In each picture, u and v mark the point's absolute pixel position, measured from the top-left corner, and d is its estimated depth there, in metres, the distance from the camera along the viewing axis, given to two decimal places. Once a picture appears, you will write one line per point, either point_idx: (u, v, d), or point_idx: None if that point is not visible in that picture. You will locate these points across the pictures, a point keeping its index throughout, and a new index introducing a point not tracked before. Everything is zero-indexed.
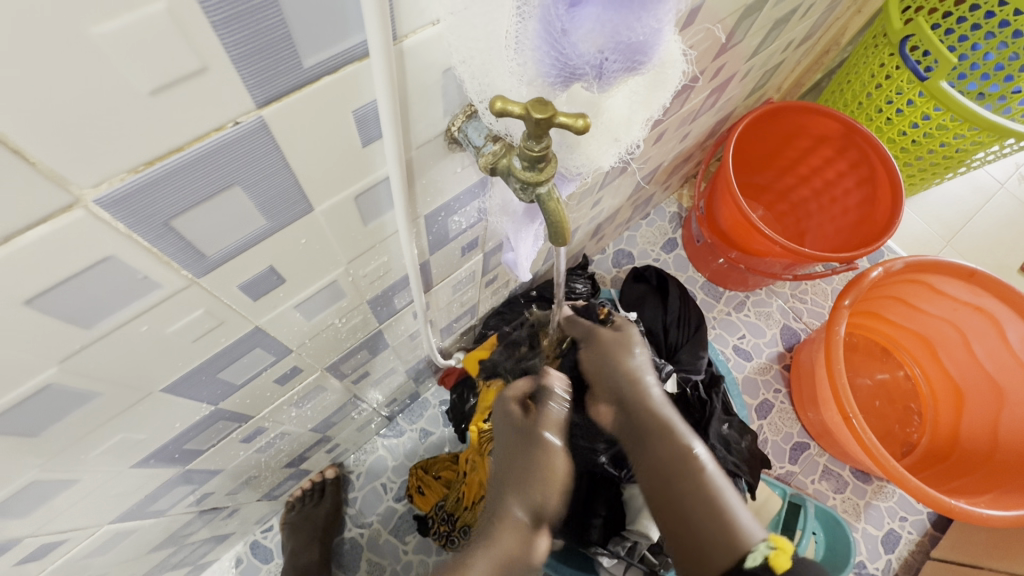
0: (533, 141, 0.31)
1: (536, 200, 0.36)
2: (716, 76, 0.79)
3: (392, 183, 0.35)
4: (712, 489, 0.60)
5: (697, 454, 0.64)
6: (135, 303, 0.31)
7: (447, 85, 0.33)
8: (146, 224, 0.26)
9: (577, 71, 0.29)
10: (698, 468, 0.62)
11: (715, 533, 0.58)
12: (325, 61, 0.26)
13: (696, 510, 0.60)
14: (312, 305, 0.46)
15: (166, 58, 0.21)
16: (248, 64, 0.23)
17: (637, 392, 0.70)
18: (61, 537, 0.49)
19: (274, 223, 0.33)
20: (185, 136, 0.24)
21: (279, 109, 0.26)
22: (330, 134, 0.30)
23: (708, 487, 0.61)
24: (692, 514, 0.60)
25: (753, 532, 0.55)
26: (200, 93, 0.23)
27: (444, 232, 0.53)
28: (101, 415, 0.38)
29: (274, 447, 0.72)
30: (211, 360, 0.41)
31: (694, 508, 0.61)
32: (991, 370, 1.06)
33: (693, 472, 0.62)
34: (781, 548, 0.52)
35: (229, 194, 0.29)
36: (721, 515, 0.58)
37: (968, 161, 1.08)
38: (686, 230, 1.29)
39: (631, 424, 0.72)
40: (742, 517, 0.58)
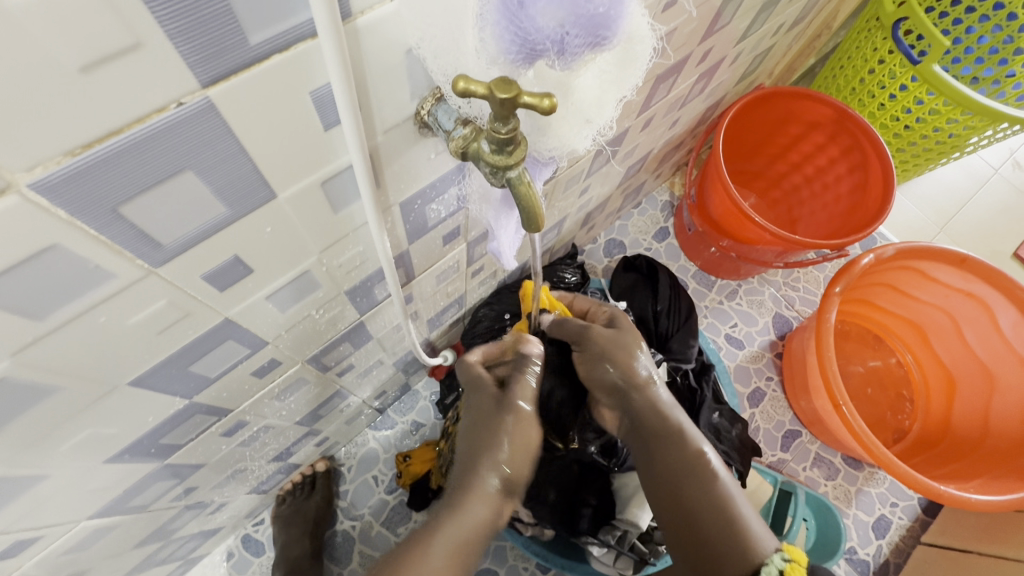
0: (499, 122, 0.30)
1: (508, 184, 0.35)
2: (704, 61, 0.78)
3: (357, 174, 0.34)
4: (720, 494, 0.56)
5: (707, 457, 0.58)
6: (89, 294, 0.30)
7: (411, 66, 0.32)
8: (90, 210, 0.25)
9: (538, 47, 0.28)
10: (712, 476, 0.57)
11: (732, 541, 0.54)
12: (273, 38, 0.25)
13: (713, 527, 0.55)
14: (285, 296, 0.45)
15: (93, 34, 0.20)
16: (188, 42, 0.22)
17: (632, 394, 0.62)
18: (37, 533, 0.49)
19: (235, 210, 0.32)
20: (124, 117, 0.23)
21: (227, 90, 0.25)
22: (289, 117, 0.29)
23: (717, 494, 0.56)
24: (705, 528, 0.55)
25: (766, 541, 0.55)
26: (134, 72, 0.22)
27: (423, 221, 0.52)
28: (65, 410, 0.37)
29: (259, 440, 0.72)
30: (180, 353, 0.40)
31: (705, 516, 0.56)
32: (983, 356, 1.05)
33: (703, 480, 0.57)
34: (795, 561, 0.53)
35: (180, 179, 0.27)
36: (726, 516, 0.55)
37: (962, 146, 1.07)
38: (677, 218, 1.28)
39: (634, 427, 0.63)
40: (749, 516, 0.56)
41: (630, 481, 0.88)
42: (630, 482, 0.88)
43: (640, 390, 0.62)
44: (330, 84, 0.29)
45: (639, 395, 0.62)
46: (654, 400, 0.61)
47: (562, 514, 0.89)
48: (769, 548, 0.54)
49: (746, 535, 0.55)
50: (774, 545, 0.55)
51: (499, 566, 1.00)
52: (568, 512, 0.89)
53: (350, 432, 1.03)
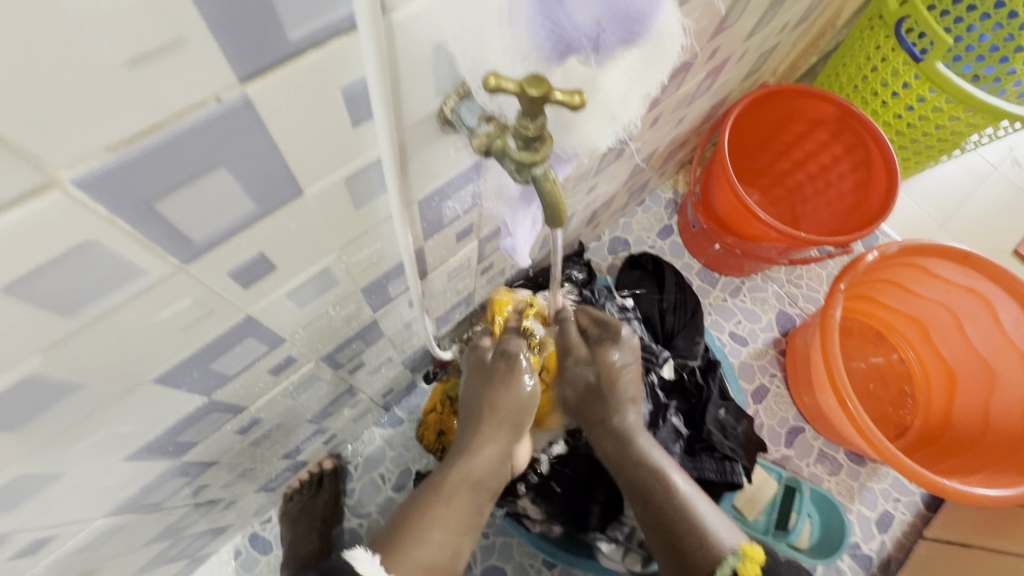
0: (528, 119, 0.31)
1: (532, 181, 0.35)
2: (713, 58, 0.78)
3: (385, 167, 0.34)
4: (687, 505, 0.64)
5: (670, 471, 0.67)
6: (119, 290, 0.30)
7: (438, 62, 0.32)
8: (126, 207, 0.25)
9: (573, 44, 0.28)
10: (672, 483, 0.66)
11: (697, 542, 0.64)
12: (310, 35, 0.25)
13: (675, 517, 0.64)
14: (303, 293, 0.45)
15: (139, 29, 0.20)
16: (230, 37, 0.22)
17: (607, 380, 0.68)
18: (54, 531, 0.49)
19: (262, 207, 0.32)
20: (164, 113, 0.23)
21: (263, 86, 0.25)
22: (319, 113, 0.29)
23: (679, 498, 0.65)
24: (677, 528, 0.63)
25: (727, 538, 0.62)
26: (176, 68, 0.22)
27: (438, 218, 0.52)
28: (89, 407, 0.37)
29: (270, 438, 0.72)
30: (201, 350, 0.40)
31: (670, 516, 0.64)
32: (984, 352, 1.06)
33: (665, 483, 0.66)
34: (750, 557, 0.59)
35: (214, 176, 0.28)
36: (696, 523, 0.63)
37: (962, 143, 1.08)
38: (681, 216, 1.28)
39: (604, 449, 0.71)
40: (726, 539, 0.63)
41: None
42: None
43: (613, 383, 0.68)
44: (365, 78, 0.29)
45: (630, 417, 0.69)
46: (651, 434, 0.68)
47: (570, 510, 0.89)
48: (726, 548, 0.61)
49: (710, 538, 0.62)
50: (735, 544, 0.62)
51: (506, 563, 1.00)
52: (577, 508, 0.89)
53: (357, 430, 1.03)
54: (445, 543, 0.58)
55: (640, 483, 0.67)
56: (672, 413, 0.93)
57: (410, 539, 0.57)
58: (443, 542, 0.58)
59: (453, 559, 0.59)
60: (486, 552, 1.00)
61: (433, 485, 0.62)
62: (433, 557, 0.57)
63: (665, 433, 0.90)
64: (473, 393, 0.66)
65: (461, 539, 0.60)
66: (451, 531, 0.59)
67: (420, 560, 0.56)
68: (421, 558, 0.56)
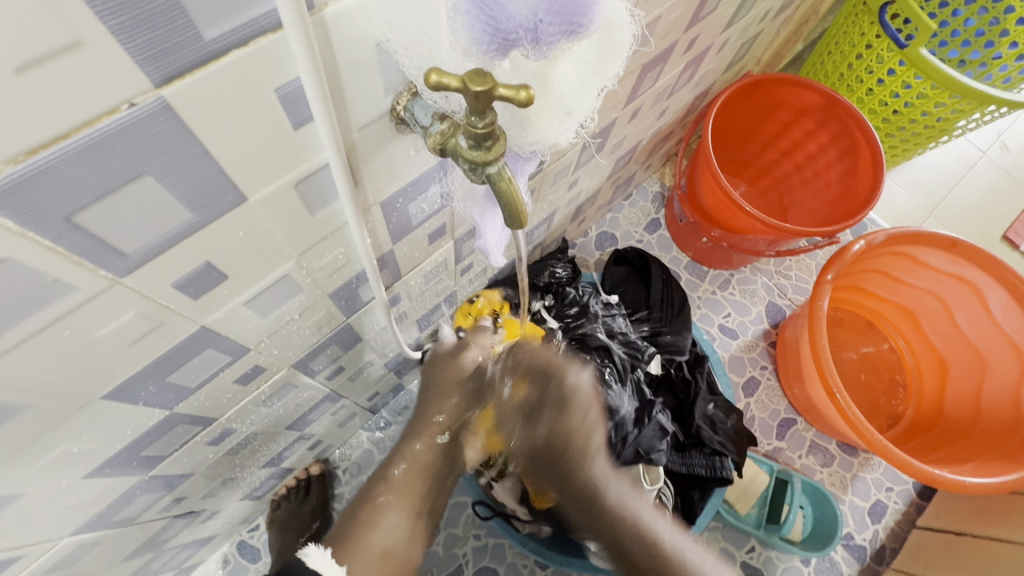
0: (476, 116, 0.29)
1: (488, 180, 0.34)
2: (690, 49, 0.77)
3: (334, 173, 0.33)
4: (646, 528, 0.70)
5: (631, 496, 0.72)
6: (50, 308, 0.28)
7: (382, 59, 0.30)
8: (42, 220, 0.24)
9: (511, 36, 0.27)
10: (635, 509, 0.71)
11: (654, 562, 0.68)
12: (229, 33, 0.23)
13: (640, 556, 0.69)
14: (264, 302, 0.44)
15: (24, 31, 0.19)
16: (135, 39, 0.21)
17: (579, 460, 0.76)
18: (18, 552, 0.47)
19: (202, 215, 0.31)
20: (71, 121, 0.22)
21: (183, 88, 0.24)
22: (254, 117, 0.28)
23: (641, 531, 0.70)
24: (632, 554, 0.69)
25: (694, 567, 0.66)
26: (76, 71, 0.20)
27: (406, 219, 0.50)
28: (35, 427, 0.36)
29: (249, 447, 0.70)
30: (155, 364, 0.39)
31: (637, 552, 0.69)
32: (973, 339, 1.06)
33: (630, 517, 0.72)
34: None
35: (139, 184, 0.26)
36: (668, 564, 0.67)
37: (951, 129, 1.07)
38: (668, 209, 1.27)
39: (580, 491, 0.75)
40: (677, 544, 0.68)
41: None
42: None
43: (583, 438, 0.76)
44: None
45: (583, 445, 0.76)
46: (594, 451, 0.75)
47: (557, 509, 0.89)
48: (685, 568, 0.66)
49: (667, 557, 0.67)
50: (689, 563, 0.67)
51: (498, 564, 0.99)
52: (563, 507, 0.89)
53: (344, 434, 1.01)
54: (402, 526, 0.69)
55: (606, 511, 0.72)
56: (658, 409, 0.89)
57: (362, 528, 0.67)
58: (398, 524, 0.69)
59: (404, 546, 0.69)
60: (478, 554, 0.99)
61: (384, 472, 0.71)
62: (386, 545, 0.68)
63: (650, 431, 0.88)
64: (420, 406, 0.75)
65: (412, 530, 0.70)
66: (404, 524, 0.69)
67: (375, 548, 0.67)
68: (375, 546, 0.67)
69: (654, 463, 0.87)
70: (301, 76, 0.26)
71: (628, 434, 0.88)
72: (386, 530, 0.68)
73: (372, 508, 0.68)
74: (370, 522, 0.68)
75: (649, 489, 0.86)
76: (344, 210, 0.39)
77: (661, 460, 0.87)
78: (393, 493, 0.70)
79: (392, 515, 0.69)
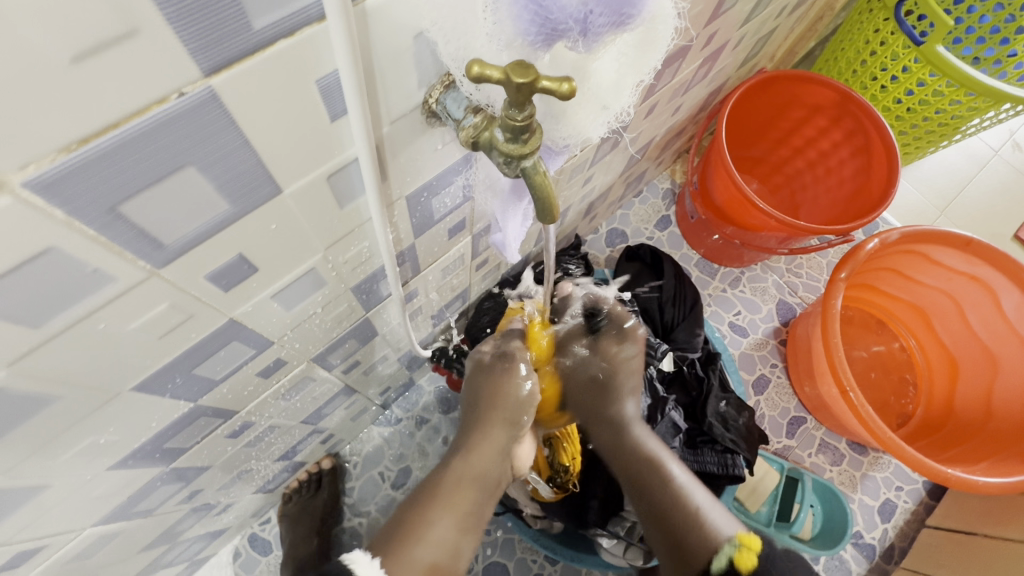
0: (515, 108, 0.29)
1: (522, 174, 0.34)
2: (709, 44, 0.76)
3: (363, 167, 0.33)
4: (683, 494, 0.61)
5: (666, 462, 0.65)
6: (88, 298, 0.28)
7: (420, 51, 0.30)
8: (87, 211, 0.24)
9: (559, 27, 0.27)
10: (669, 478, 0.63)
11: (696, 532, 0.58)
12: (279, 22, 0.23)
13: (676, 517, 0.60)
14: (289, 295, 0.44)
15: (83, 22, 0.18)
16: (188, 28, 0.21)
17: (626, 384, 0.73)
18: (41, 543, 0.48)
19: (238, 207, 0.31)
20: (122, 111, 0.22)
21: (230, 78, 0.24)
22: (294, 108, 0.28)
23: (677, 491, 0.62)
24: (673, 518, 0.60)
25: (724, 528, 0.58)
26: (129, 61, 0.20)
27: (429, 214, 0.50)
28: (66, 419, 0.36)
29: (264, 440, 0.71)
30: (182, 357, 0.39)
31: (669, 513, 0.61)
32: (985, 339, 1.05)
33: (661, 478, 0.63)
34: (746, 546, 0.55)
35: (181, 175, 0.26)
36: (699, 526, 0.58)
37: (963, 128, 1.06)
38: (679, 206, 1.27)
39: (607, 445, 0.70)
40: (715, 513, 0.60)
41: None
42: None
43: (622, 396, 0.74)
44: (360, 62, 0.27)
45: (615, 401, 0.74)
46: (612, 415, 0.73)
47: (570, 505, 0.89)
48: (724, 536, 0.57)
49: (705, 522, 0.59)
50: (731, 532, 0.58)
51: (507, 560, 0.99)
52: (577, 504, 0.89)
53: (355, 429, 1.01)
54: (457, 532, 0.56)
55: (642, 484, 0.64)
56: (670, 407, 0.91)
57: (409, 536, 0.54)
58: (453, 530, 0.56)
59: (454, 562, 0.55)
60: (488, 549, 1.00)
61: (432, 482, 0.59)
62: (435, 556, 0.54)
63: (663, 428, 0.89)
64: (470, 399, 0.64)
65: (465, 539, 0.57)
66: (462, 529, 0.57)
67: (423, 560, 0.53)
68: (423, 558, 0.53)
69: None
70: (339, 69, 0.26)
71: None
72: (446, 531, 0.56)
73: (436, 496, 0.58)
74: (415, 534, 0.54)
75: None
76: (369, 206, 0.39)
77: (673, 456, 0.88)
78: (445, 495, 0.58)
79: (442, 523, 0.56)
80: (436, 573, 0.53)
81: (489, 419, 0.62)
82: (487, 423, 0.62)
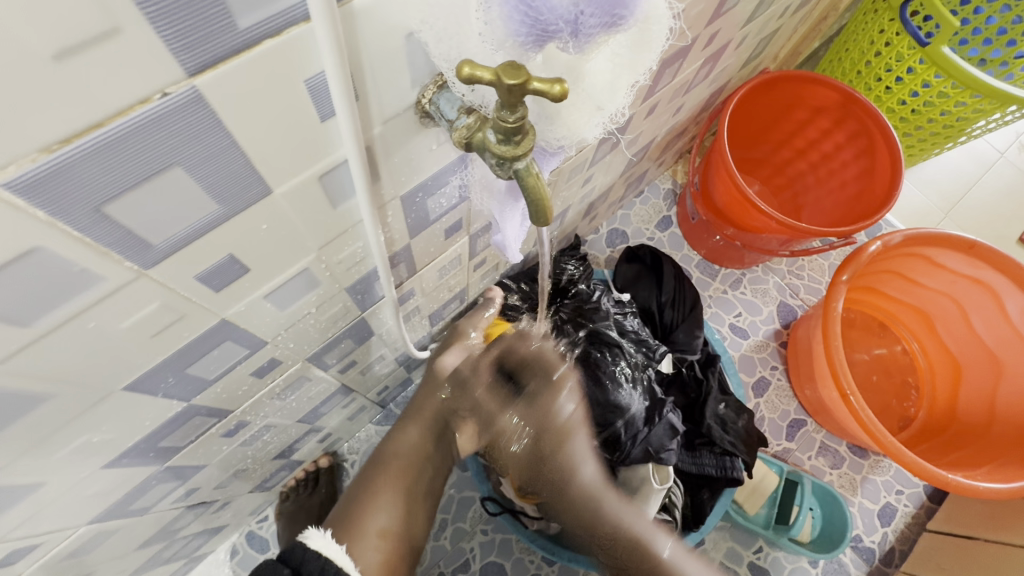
0: (506, 110, 0.29)
1: (515, 176, 0.33)
2: (710, 44, 0.76)
3: (353, 168, 0.33)
4: None
5: None
6: (76, 299, 0.28)
7: (412, 51, 0.30)
8: (71, 211, 0.24)
9: (550, 28, 0.26)
10: None
11: None
12: (264, 22, 0.23)
13: None
14: (283, 295, 0.43)
15: (63, 20, 0.18)
16: (171, 27, 0.20)
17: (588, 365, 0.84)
18: (38, 540, 0.48)
19: (227, 207, 0.31)
20: (105, 111, 0.21)
21: (216, 78, 0.23)
22: (283, 108, 0.27)
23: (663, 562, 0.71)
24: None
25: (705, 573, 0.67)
26: (112, 60, 0.20)
27: (425, 214, 0.50)
28: (56, 418, 0.36)
29: (262, 439, 0.71)
30: (175, 356, 0.39)
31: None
32: (989, 343, 1.04)
33: None
34: None
35: (168, 175, 0.26)
36: None
37: (968, 130, 1.05)
38: (680, 207, 1.26)
39: None
40: None
41: (634, 474, 0.86)
42: (634, 475, 0.87)
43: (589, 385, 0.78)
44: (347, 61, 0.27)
45: None
46: None
47: None
48: None
49: None
50: None
51: (505, 559, 0.99)
52: None
53: (353, 427, 1.01)
54: (398, 507, 0.68)
55: None
56: (669, 409, 0.88)
57: (367, 504, 0.67)
58: (395, 505, 0.68)
59: (402, 527, 0.68)
60: (485, 548, 0.99)
61: (380, 461, 0.71)
62: (383, 524, 0.66)
63: (661, 430, 0.87)
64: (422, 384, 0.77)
65: (408, 512, 0.69)
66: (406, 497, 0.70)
67: (372, 528, 0.65)
68: (373, 527, 0.65)
69: (664, 462, 0.85)
70: (325, 70, 0.26)
71: (638, 433, 0.87)
72: (385, 511, 0.67)
73: (382, 476, 0.69)
74: (367, 504, 0.67)
75: (658, 489, 0.83)
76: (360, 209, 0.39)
77: (672, 460, 0.86)
78: (391, 471, 0.70)
79: (387, 499, 0.68)
80: (385, 537, 0.66)
81: (430, 395, 0.76)
82: (426, 398, 0.76)
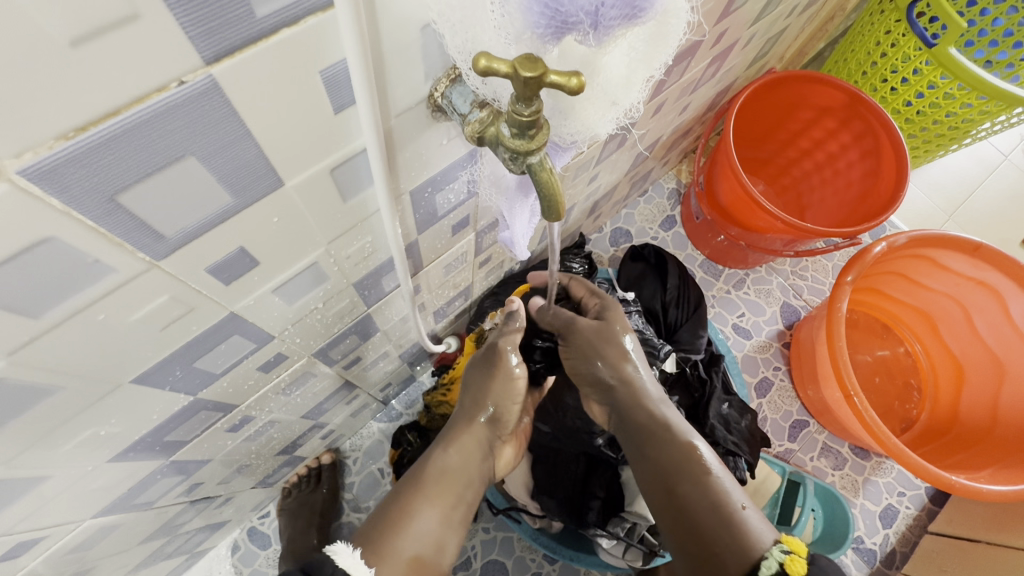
0: (522, 103, 0.28)
1: (528, 171, 0.33)
2: (718, 43, 0.75)
3: (371, 159, 0.33)
4: (720, 492, 0.54)
5: (698, 451, 0.57)
6: (87, 289, 0.28)
7: (427, 43, 0.30)
8: (85, 200, 0.24)
9: (570, 20, 0.26)
10: (703, 470, 0.56)
11: (731, 534, 0.51)
12: (280, 10, 0.22)
13: (709, 520, 0.53)
14: (291, 289, 0.43)
15: (83, 5, 0.18)
16: (189, 13, 0.20)
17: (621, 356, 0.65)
18: (41, 533, 0.48)
19: (240, 199, 0.30)
20: (121, 98, 0.21)
21: (233, 66, 0.23)
22: (297, 100, 0.27)
23: (714, 490, 0.54)
24: (701, 521, 0.53)
25: (763, 534, 0.51)
26: (130, 46, 0.20)
27: (433, 210, 0.50)
28: (63, 411, 0.35)
29: (265, 434, 0.70)
30: (184, 349, 0.39)
31: (704, 516, 0.53)
32: (992, 345, 1.04)
33: (696, 474, 0.56)
34: (795, 553, 0.48)
35: (182, 166, 0.26)
36: (735, 534, 0.51)
37: (973, 131, 1.04)
38: (684, 206, 1.26)
39: (627, 428, 0.63)
40: (753, 517, 0.53)
41: None
42: None
43: (626, 387, 0.64)
44: None
45: (623, 390, 0.64)
46: (638, 396, 0.63)
47: (570, 505, 0.87)
48: (767, 541, 0.51)
49: (742, 524, 0.52)
50: (773, 539, 0.51)
51: (506, 557, 0.99)
52: (577, 504, 0.87)
53: (355, 424, 1.01)
54: (439, 524, 0.56)
55: (665, 471, 0.57)
56: None
57: (397, 521, 0.54)
58: (435, 522, 0.56)
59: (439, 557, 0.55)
60: (487, 547, 0.99)
61: (416, 476, 0.60)
62: (419, 548, 0.53)
63: None
64: (462, 403, 0.67)
65: (448, 535, 0.56)
66: (445, 519, 0.57)
67: (406, 551, 0.52)
68: (406, 550, 0.52)
69: None
70: (347, 58, 0.26)
71: None
72: (423, 528, 0.55)
73: (420, 488, 0.58)
74: (399, 525, 0.54)
75: None
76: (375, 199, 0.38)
77: None
78: (429, 490, 0.58)
79: (425, 515, 0.55)
80: (419, 564, 0.52)
81: (471, 415, 0.65)
82: (467, 420, 0.65)
